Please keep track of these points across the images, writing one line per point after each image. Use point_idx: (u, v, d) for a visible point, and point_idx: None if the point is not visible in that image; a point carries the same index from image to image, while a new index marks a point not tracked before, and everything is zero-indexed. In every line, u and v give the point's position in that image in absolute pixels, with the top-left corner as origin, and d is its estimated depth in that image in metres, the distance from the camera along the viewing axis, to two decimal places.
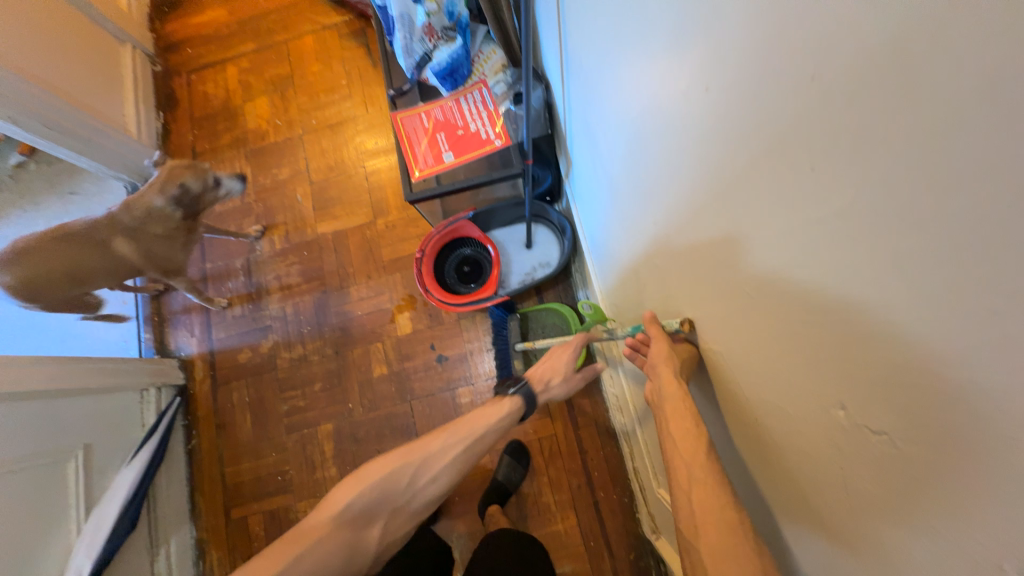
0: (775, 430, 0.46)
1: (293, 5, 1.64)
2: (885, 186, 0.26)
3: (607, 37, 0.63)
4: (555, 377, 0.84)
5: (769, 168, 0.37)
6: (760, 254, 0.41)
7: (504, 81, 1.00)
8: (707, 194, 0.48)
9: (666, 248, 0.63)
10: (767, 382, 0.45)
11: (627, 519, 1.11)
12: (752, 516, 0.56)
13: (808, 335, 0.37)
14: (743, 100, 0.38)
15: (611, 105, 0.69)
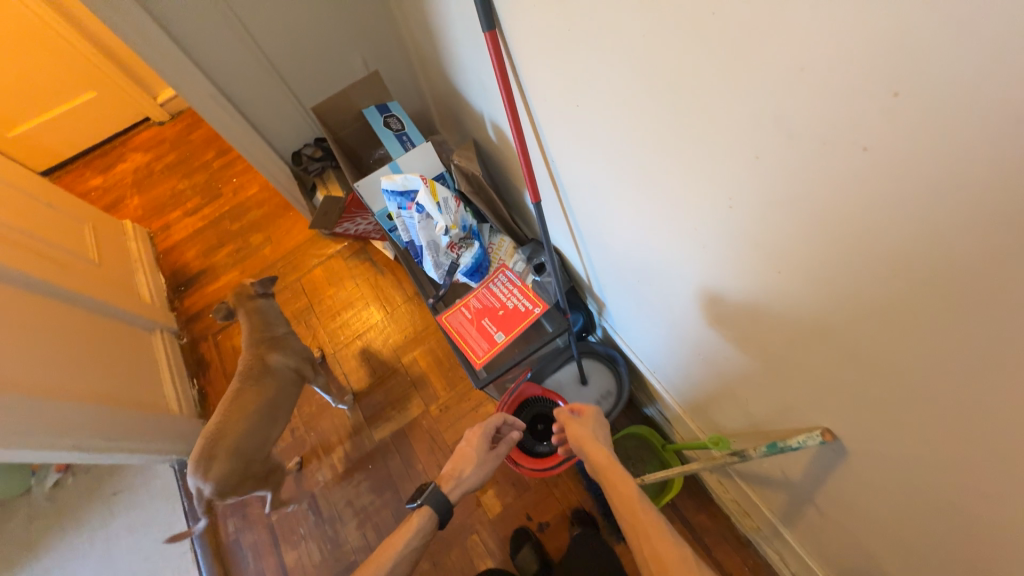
0: (972, 521, 0.48)
1: (296, 248, 1.87)
2: (996, 338, 0.35)
3: (632, 225, 0.76)
4: (465, 469, 0.93)
5: (868, 323, 0.45)
6: (880, 379, 0.48)
7: (522, 259, 1.18)
8: (799, 338, 0.56)
9: (759, 376, 0.69)
10: (942, 482, 0.49)
11: None
12: None
13: (961, 436, 0.43)
14: (820, 280, 0.47)
15: (630, 261, 0.85)
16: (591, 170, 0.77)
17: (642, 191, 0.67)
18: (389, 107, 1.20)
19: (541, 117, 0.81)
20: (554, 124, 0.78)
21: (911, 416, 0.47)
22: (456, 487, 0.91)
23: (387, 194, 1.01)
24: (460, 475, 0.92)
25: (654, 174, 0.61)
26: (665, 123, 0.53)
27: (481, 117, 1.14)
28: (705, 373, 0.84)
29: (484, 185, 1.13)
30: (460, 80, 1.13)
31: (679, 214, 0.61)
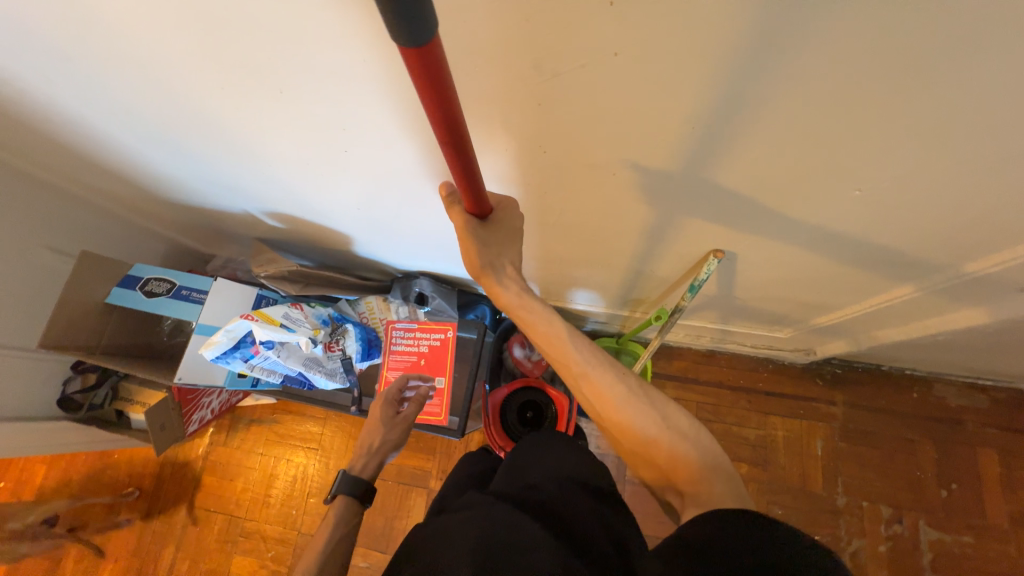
0: (866, 241, 0.62)
1: (156, 480, 1.45)
2: (888, 112, 0.40)
3: (414, 189, 0.72)
4: (375, 437, 0.91)
5: (770, 158, 0.49)
6: (787, 192, 0.54)
7: (400, 304, 1.07)
8: (705, 202, 0.59)
9: (668, 250, 0.75)
10: (846, 228, 0.60)
11: (787, 370, 1.29)
12: (884, 283, 0.73)
13: (855, 196, 0.52)
14: (726, 145, 0.48)
15: (397, 227, 0.89)
16: (296, 182, 0.78)
17: (341, 170, 0.71)
18: (137, 274, 0.95)
19: (231, 147, 0.71)
20: (234, 167, 0.77)
21: (815, 202, 0.55)
22: (365, 464, 0.89)
23: (219, 359, 0.82)
24: (373, 445, 0.90)
25: (272, 104, 0.57)
26: (260, 35, 0.46)
27: (247, 217, 0.95)
28: (564, 265, 0.92)
29: (307, 272, 1.00)
30: (197, 199, 0.92)
31: (347, 140, 0.62)
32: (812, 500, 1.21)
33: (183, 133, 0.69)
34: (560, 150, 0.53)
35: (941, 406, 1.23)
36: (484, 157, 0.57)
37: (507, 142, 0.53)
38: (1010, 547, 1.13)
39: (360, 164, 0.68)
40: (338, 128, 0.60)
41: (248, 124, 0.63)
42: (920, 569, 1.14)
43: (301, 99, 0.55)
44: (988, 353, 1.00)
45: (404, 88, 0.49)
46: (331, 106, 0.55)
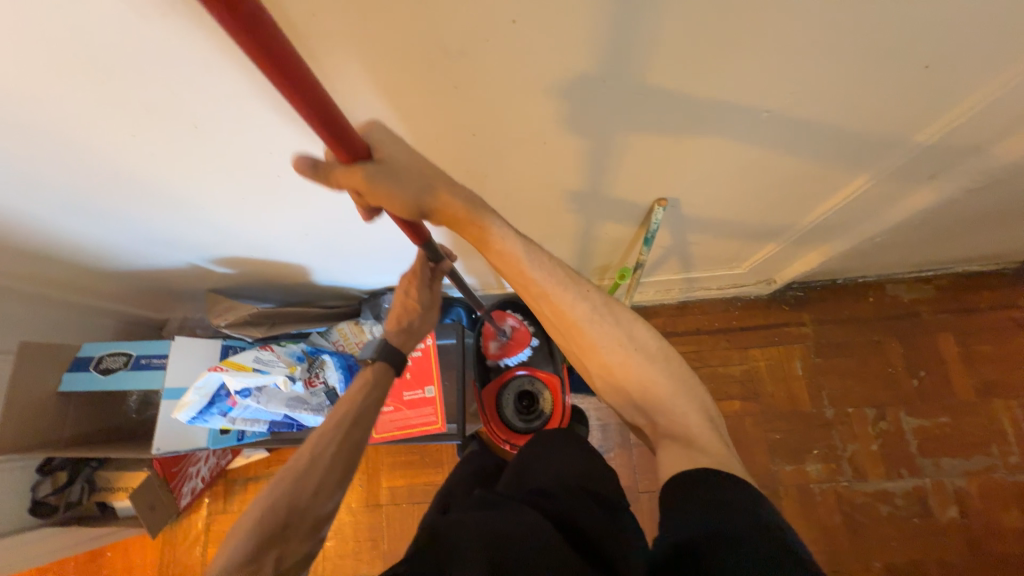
0: (788, 160, 0.66)
1: (159, 563, 1.37)
2: (769, 27, 0.43)
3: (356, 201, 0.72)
4: (415, 315, 0.81)
5: (681, 95, 0.51)
6: (704, 125, 0.57)
7: (373, 323, 1.06)
8: (633, 154, 0.62)
9: (615, 208, 0.77)
10: (766, 150, 0.63)
11: (755, 304, 1.36)
12: (817, 199, 0.78)
13: (767, 117, 0.56)
14: (637, 89, 0.50)
15: (351, 245, 0.88)
16: (236, 218, 0.75)
17: (285, 193, 0.69)
18: (87, 354, 0.90)
19: (158, 198, 0.68)
20: (167, 217, 0.73)
21: (733, 130, 0.58)
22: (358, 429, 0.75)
23: (196, 419, 0.79)
24: (415, 326, 0.81)
25: (189, 139, 0.56)
26: (159, 64, 0.45)
27: (194, 269, 0.92)
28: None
29: (270, 312, 0.97)
30: (137, 262, 0.87)
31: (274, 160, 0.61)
32: (804, 419, 1.28)
33: (106, 192, 0.66)
34: (488, 129, 0.55)
35: (896, 303, 1.32)
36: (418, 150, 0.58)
37: (438, 131, 0.54)
38: (981, 418, 1.23)
39: (293, 186, 0.67)
40: (261, 154, 0.59)
41: (167, 166, 0.61)
42: (911, 457, 1.22)
43: (217, 129, 0.55)
44: (926, 245, 1.08)
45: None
46: (251, 131, 0.55)
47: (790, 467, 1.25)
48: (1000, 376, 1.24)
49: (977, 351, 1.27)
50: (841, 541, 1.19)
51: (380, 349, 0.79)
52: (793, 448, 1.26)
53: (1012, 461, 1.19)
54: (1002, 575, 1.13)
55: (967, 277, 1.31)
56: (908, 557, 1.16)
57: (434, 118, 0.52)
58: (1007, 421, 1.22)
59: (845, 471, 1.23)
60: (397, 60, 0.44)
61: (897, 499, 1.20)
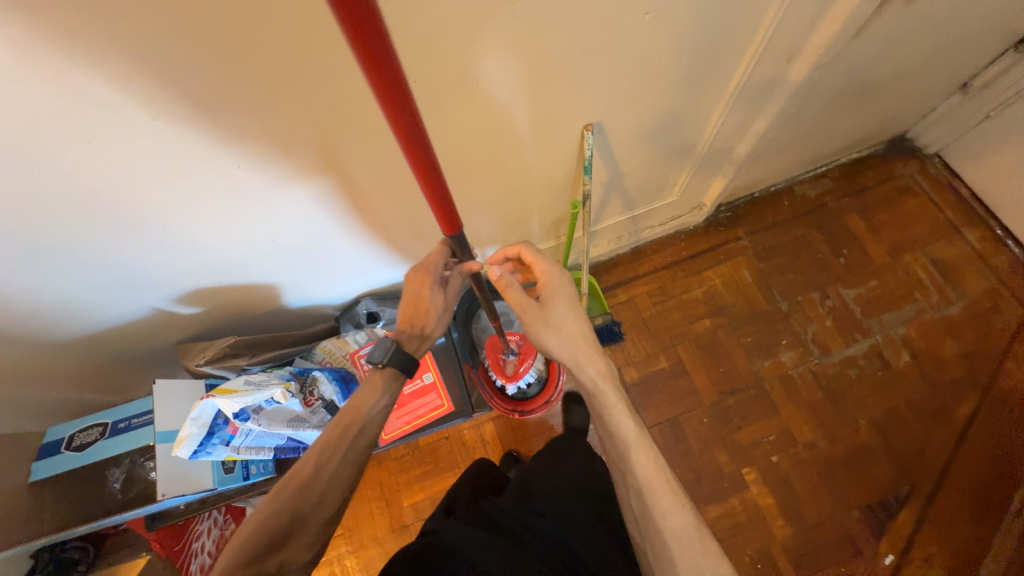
0: (680, 65, 0.77)
1: None
2: None
3: (316, 193, 0.75)
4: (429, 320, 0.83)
5: (578, 12, 0.60)
6: (604, 41, 0.66)
7: (355, 332, 1.08)
8: (554, 81, 0.70)
9: (552, 147, 0.85)
10: (660, 59, 0.73)
11: (695, 232, 1.50)
12: (714, 101, 0.90)
13: (652, 23, 0.66)
14: (540, 11, 0.58)
15: (318, 251, 0.89)
16: (198, 240, 0.75)
17: (243, 200, 0.70)
18: (55, 438, 0.87)
19: (114, 233, 0.68)
20: (125, 256, 0.73)
21: (630, 42, 0.68)
22: (354, 453, 0.74)
23: (198, 454, 0.76)
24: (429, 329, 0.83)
25: (140, 151, 0.57)
26: (103, 69, 0.47)
27: (158, 317, 0.89)
28: (481, 216, 0.99)
29: (248, 341, 0.95)
30: (95, 321, 0.83)
31: (228, 159, 0.63)
32: (766, 317, 1.41)
33: (58, 234, 0.65)
34: (425, 77, 0.60)
35: (806, 200, 1.51)
36: (365, 111, 0.62)
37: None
38: (899, 273, 1.42)
39: (249, 189, 0.69)
40: (212, 153, 0.61)
41: (118, 188, 0.61)
42: (859, 322, 1.39)
43: (165, 132, 0.56)
44: (810, 138, 1.27)
45: (263, 73, 0.53)
46: (201, 129, 0.57)
47: (767, 363, 1.37)
48: (902, 236, 1.46)
49: (879, 221, 1.48)
50: (829, 412, 1.31)
51: (393, 349, 0.78)
52: (765, 345, 1.39)
53: (934, 300, 1.39)
54: (958, 396, 1.30)
55: (852, 165, 1.53)
56: (885, 407, 1.30)
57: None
58: (919, 270, 1.42)
59: (813, 351, 1.37)
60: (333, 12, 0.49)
61: (860, 361, 1.35)
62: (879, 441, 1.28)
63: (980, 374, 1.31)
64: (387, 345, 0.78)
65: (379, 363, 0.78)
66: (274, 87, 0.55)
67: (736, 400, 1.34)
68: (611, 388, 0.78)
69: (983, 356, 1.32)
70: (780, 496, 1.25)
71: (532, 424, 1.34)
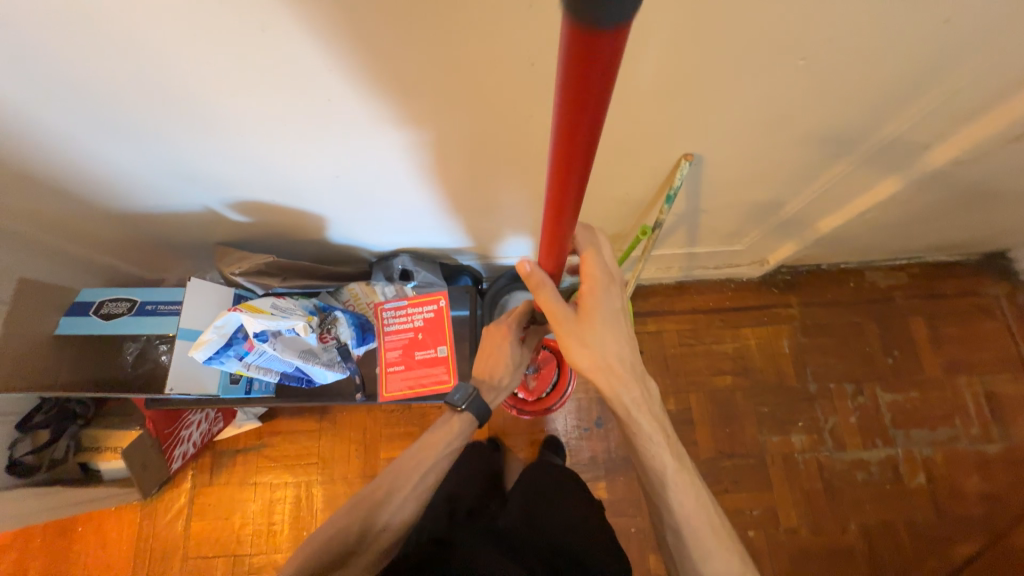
0: (810, 120, 0.70)
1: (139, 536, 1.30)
2: None
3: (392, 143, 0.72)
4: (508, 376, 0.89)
5: (729, 36, 0.54)
6: (741, 73, 0.60)
7: (385, 285, 1.06)
8: (673, 100, 0.64)
9: (642, 165, 0.80)
10: (793, 107, 0.67)
11: (747, 285, 1.43)
12: (827, 165, 0.83)
13: (801, 67, 0.59)
14: (690, 23, 0.52)
15: (375, 198, 0.88)
16: (266, 154, 0.74)
17: (321, 128, 0.68)
18: (87, 300, 0.90)
19: (191, 127, 0.67)
20: (194, 150, 0.72)
21: (769, 80, 0.61)
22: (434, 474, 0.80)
23: (212, 360, 0.79)
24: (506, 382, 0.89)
25: (238, 56, 0.55)
26: None
27: (208, 215, 0.89)
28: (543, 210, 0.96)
29: (284, 264, 0.96)
30: (150, 203, 0.84)
31: (320, 87, 0.60)
32: (790, 393, 1.35)
33: (138, 111, 0.64)
34: (545, 60, 0.56)
35: (874, 288, 1.42)
36: (471, 79, 0.59)
37: (496, 58, 0.55)
38: (946, 392, 1.33)
39: (331, 122, 0.67)
40: (307, 76, 0.58)
41: (208, 84, 0.59)
42: (886, 429, 1.31)
43: (269, 43, 0.54)
44: (905, 228, 1.17)
45: (385, 14, 0.49)
46: (303, 51, 0.55)
47: (777, 438, 1.32)
48: (963, 356, 1.36)
49: (944, 333, 1.38)
50: (823, 507, 1.26)
51: (473, 399, 0.84)
52: (780, 420, 1.33)
53: (973, 432, 1.30)
54: (963, 535, 1.23)
55: (936, 266, 1.42)
56: (882, 521, 1.25)
57: (497, 42, 0.53)
58: (969, 397, 1.33)
59: (827, 442, 1.31)
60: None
61: (873, 467, 1.29)
62: (864, 551, 1.23)
63: (995, 521, 1.23)
64: (468, 394, 0.84)
65: (459, 409, 0.84)
66: (390, 29, 0.51)
67: (732, 465, 1.30)
68: (646, 418, 0.72)
69: (1005, 505, 1.24)
70: None
71: (525, 421, 1.34)
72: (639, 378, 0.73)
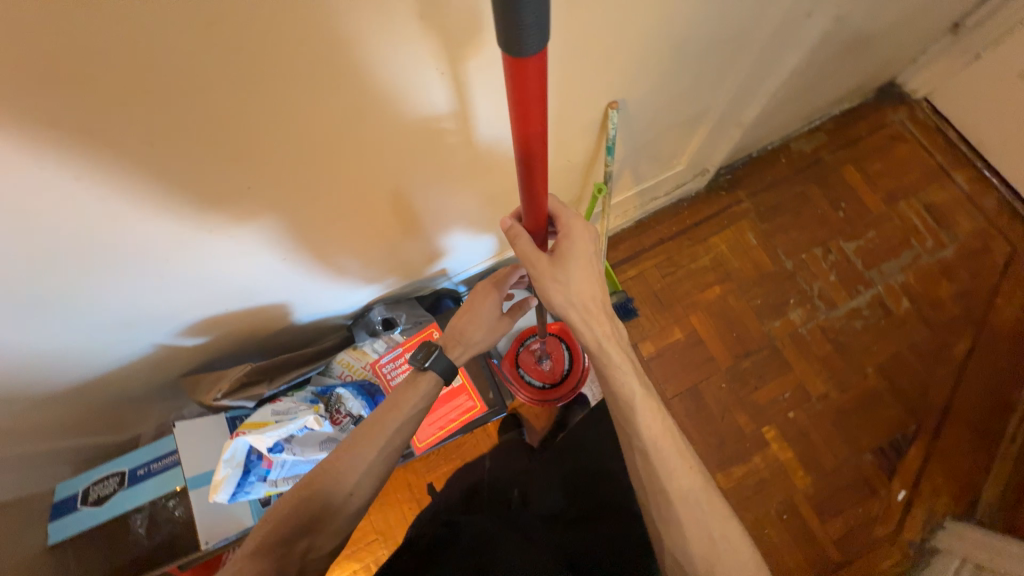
0: (708, 30, 0.72)
1: None
2: None
3: (322, 198, 0.69)
4: (473, 330, 0.86)
5: None
6: (635, 14, 0.61)
7: (373, 341, 1.00)
8: (584, 58, 0.64)
9: (574, 130, 0.80)
10: (689, 24, 0.69)
11: (698, 199, 1.48)
12: (733, 64, 0.86)
13: None
14: None
15: (329, 261, 0.84)
16: (200, 262, 0.68)
17: (246, 212, 0.64)
18: (69, 494, 0.82)
19: (108, 264, 0.61)
20: (121, 288, 0.66)
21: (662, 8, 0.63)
22: (399, 438, 0.77)
23: (237, 494, 0.75)
24: (471, 336, 0.85)
25: (133, 169, 0.51)
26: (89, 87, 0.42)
27: (163, 351, 0.82)
28: (493, 204, 0.95)
29: (262, 367, 0.89)
30: (94, 365, 0.76)
31: (229, 172, 0.57)
32: (773, 278, 1.43)
33: (44, 272, 0.58)
34: (447, 61, 0.57)
35: (803, 156, 1.51)
36: (381, 103, 0.58)
37: (398, 74, 0.55)
38: (896, 221, 1.45)
39: (252, 197, 0.62)
40: (209, 158, 0.54)
41: (106, 208, 0.54)
42: (861, 274, 1.42)
43: (159, 141, 0.50)
44: (809, 93, 1.25)
45: (268, 61, 0.47)
46: (194, 139, 0.51)
47: (778, 322, 1.39)
48: (896, 184, 1.48)
49: (874, 171, 1.49)
50: (839, 363, 1.36)
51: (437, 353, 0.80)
52: (774, 305, 1.41)
53: (929, 245, 1.43)
54: (956, 335, 1.36)
55: (844, 117, 1.53)
56: (889, 353, 1.36)
57: (396, 60, 0.53)
58: (914, 217, 1.45)
59: (820, 307, 1.40)
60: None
61: (865, 312, 1.39)
62: (885, 385, 1.34)
63: (975, 312, 1.37)
64: (431, 348, 0.81)
65: (423, 363, 0.80)
66: (277, 75, 0.49)
67: (751, 363, 1.37)
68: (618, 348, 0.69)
69: (977, 295, 1.38)
70: (799, 450, 1.30)
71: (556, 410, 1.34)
72: (610, 313, 0.70)
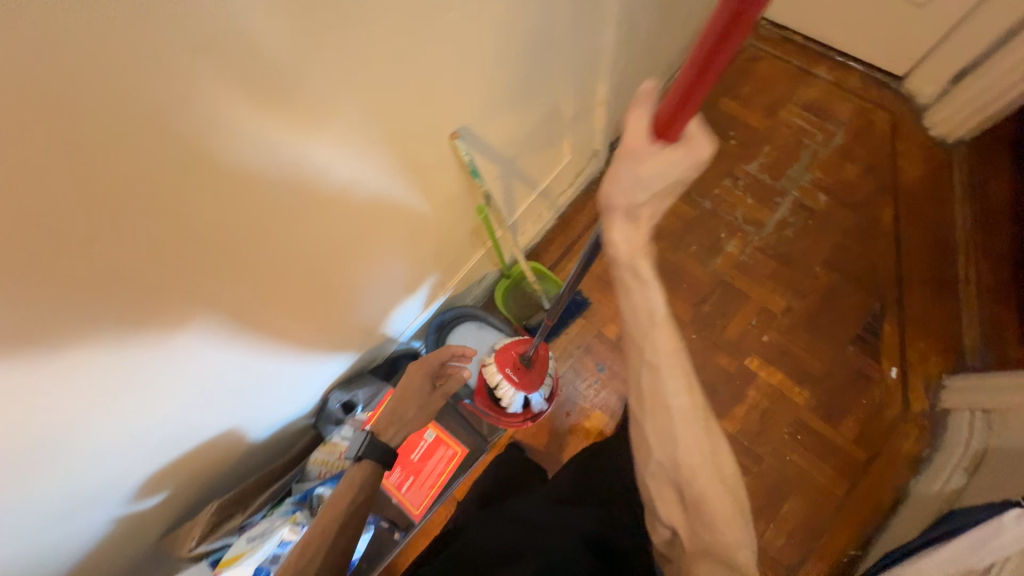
0: (510, 40, 0.78)
1: None
2: None
3: (226, 320, 0.70)
4: (406, 410, 0.90)
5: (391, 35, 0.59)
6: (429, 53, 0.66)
7: (340, 430, 1.03)
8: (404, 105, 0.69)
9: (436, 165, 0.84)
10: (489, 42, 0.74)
11: (603, 177, 1.54)
12: (557, 57, 0.92)
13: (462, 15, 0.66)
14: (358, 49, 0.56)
15: (262, 371, 0.84)
16: (125, 423, 0.67)
17: (149, 361, 0.63)
18: None
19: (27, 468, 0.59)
20: (52, 484, 0.63)
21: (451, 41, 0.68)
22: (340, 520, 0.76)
23: None
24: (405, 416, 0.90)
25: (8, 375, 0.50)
26: None
27: (123, 522, 0.80)
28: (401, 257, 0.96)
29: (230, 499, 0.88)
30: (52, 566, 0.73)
31: (115, 336, 0.57)
32: (698, 221, 1.48)
33: None
34: (279, 157, 0.59)
35: None
36: (238, 216, 0.59)
37: (238, 186, 0.56)
38: (784, 129, 1.53)
39: (145, 337, 0.60)
40: (74, 338, 0.53)
41: None
42: (774, 187, 1.48)
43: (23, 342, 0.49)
44: (653, 51, 1.33)
45: (103, 225, 0.47)
46: (60, 322, 0.50)
47: (719, 259, 1.43)
48: (771, 97, 1.57)
49: (747, 93, 1.58)
50: (788, 274, 1.39)
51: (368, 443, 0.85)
52: (710, 244, 1.45)
53: (821, 138, 1.50)
54: (880, 207, 1.41)
55: None
56: (829, 246, 1.40)
57: (228, 174, 0.54)
58: (798, 120, 1.54)
59: (750, 230, 1.45)
60: (123, 126, 0.43)
61: (791, 219, 1.44)
62: (838, 277, 1.37)
63: (886, 180, 1.43)
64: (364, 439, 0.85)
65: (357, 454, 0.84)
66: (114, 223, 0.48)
67: (710, 305, 1.39)
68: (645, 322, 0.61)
69: (883, 165, 1.45)
70: (787, 367, 1.32)
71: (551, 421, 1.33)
72: None
